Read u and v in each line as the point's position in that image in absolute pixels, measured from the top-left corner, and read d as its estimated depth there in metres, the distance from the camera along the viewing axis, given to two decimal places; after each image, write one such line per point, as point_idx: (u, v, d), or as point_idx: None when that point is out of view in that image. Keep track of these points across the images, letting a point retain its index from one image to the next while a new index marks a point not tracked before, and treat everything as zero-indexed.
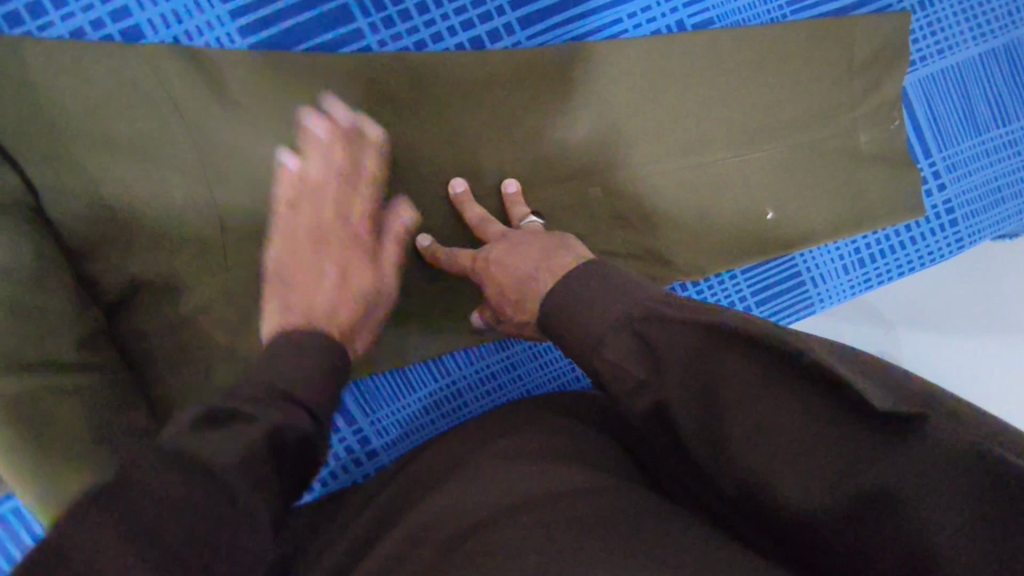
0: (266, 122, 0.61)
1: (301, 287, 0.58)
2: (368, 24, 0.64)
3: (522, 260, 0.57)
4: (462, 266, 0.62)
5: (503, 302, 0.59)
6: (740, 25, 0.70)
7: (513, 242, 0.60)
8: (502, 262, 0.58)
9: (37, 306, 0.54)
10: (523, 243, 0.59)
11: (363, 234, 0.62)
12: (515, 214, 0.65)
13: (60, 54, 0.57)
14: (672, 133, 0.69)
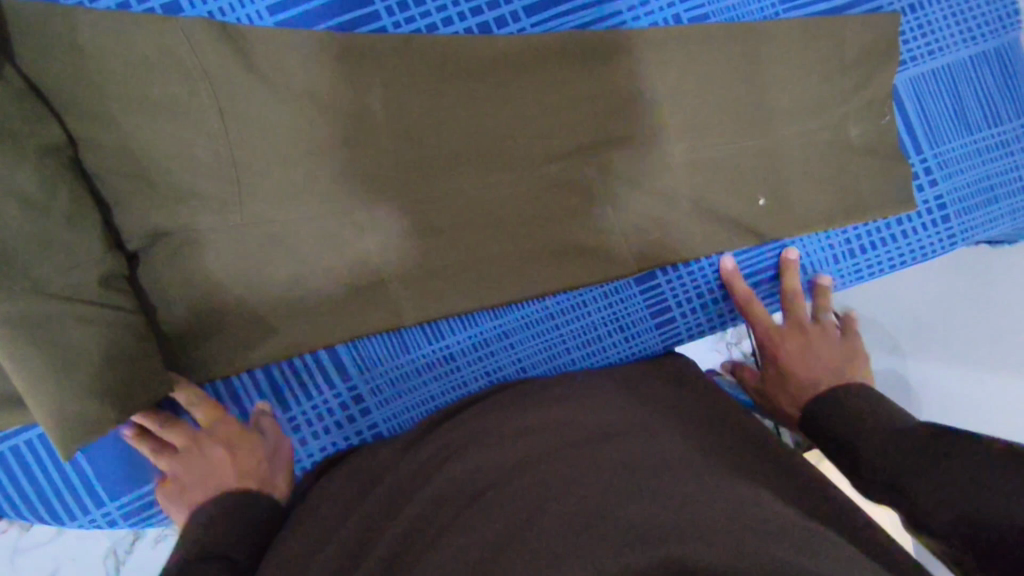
0: (286, 91, 0.66)
1: (201, 480, 0.64)
2: (385, 7, 0.69)
3: (822, 362, 0.74)
4: (763, 339, 0.76)
5: (777, 390, 0.76)
6: (735, 21, 0.74)
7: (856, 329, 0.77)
8: (796, 356, 0.75)
9: (70, 248, 0.58)
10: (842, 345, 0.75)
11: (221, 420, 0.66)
12: (820, 305, 0.77)
13: (103, 21, 0.63)
14: (669, 120, 0.73)
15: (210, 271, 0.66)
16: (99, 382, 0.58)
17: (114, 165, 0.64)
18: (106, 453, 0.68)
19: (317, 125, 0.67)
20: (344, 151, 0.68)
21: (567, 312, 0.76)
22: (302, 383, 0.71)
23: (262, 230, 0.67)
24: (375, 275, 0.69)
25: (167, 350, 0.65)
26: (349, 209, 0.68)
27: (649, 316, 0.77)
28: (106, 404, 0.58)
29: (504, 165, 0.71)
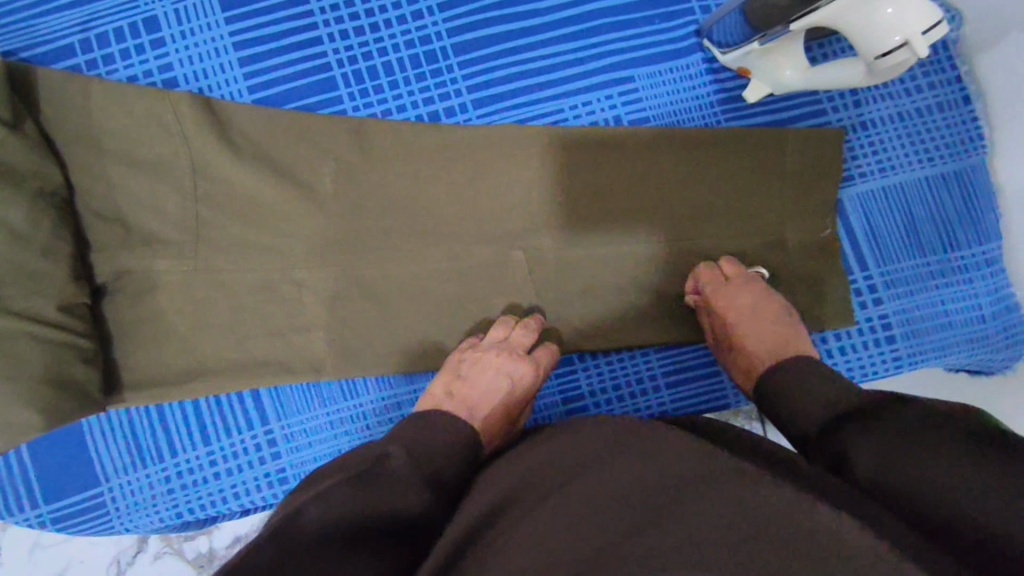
0: (250, 157, 0.75)
1: (473, 384, 0.69)
2: (348, 92, 0.77)
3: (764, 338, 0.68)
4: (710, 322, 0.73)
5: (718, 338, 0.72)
6: (675, 126, 0.76)
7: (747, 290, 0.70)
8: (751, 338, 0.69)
9: (39, 273, 0.68)
10: (752, 317, 0.69)
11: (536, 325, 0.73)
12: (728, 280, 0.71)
13: (110, 89, 0.74)
14: (601, 212, 0.75)
15: (161, 308, 0.74)
16: (32, 391, 0.65)
17: (98, 209, 0.74)
18: (43, 456, 0.74)
19: (270, 191, 0.75)
20: (291, 216, 0.75)
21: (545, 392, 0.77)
22: (223, 420, 0.76)
23: (211, 277, 0.75)
24: (305, 331, 0.75)
25: (112, 373, 0.73)
26: (288, 266, 0.75)
27: (561, 401, 0.77)
28: (33, 412, 0.65)
29: (437, 240, 0.76)
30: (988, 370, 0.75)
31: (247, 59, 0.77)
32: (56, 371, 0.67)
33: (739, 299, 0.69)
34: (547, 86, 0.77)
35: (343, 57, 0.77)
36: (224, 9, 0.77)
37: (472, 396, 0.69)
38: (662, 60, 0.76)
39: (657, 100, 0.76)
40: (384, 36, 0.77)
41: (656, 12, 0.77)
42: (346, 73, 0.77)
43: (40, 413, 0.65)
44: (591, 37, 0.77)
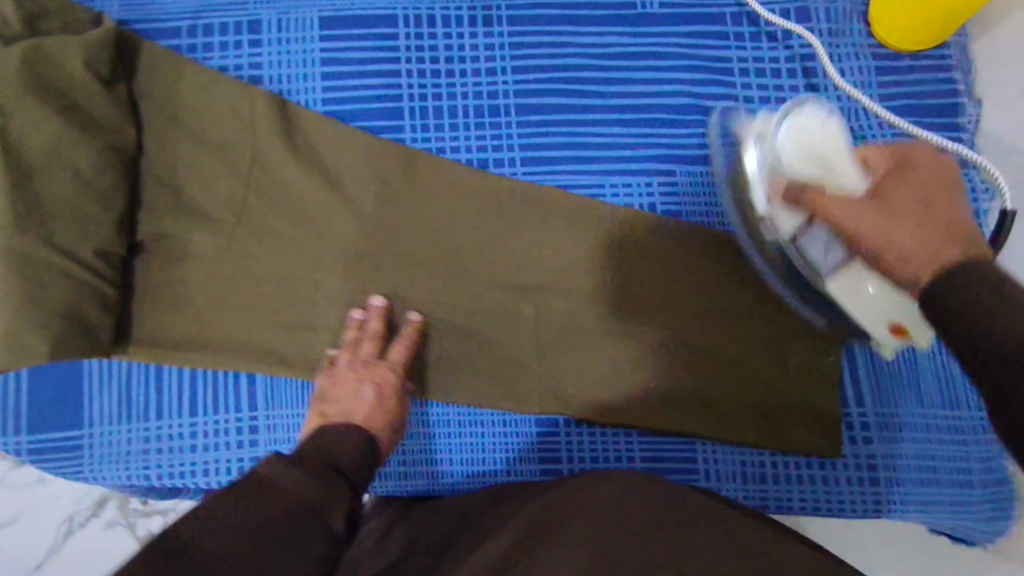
0: (307, 161, 0.80)
1: (343, 398, 0.72)
2: (411, 125, 0.82)
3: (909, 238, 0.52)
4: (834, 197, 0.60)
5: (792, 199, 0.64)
6: (707, 226, 0.79)
7: (932, 159, 0.57)
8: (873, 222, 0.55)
9: (89, 218, 0.73)
10: (930, 181, 0.55)
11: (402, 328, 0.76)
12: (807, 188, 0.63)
13: (202, 73, 0.82)
14: (617, 288, 0.78)
15: (187, 275, 0.78)
16: (45, 321, 0.69)
17: (158, 174, 0.80)
18: (36, 388, 0.76)
19: (317, 194, 0.80)
20: (330, 221, 0.79)
21: (542, 448, 0.78)
22: (214, 396, 0.78)
23: (242, 260, 0.79)
24: (313, 331, 0.78)
25: (125, 325, 0.76)
26: (315, 267, 0.79)
27: (537, 458, 0.77)
28: (37, 338, 0.68)
29: (458, 277, 0.79)
30: (971, 539, 0.75)
31: (330, 75, 0.84)
32: (68, 307, 0.70)
33: (896, 194, 0.55)
34: (594, 161, 0.81)
35: (415, 92, 0.83)
36: (322, 29, 0.85)
37: (353, 413, 0.70)
38: (706, 162, 0.80)
39: (693, 197, 0.80)
40: (456, 83, 0.83)
41: (709, 119, 0.81)
42: (415, 107, 0.83)
43: (42, 341, 0.68)
44: (644, 127, 0.81)
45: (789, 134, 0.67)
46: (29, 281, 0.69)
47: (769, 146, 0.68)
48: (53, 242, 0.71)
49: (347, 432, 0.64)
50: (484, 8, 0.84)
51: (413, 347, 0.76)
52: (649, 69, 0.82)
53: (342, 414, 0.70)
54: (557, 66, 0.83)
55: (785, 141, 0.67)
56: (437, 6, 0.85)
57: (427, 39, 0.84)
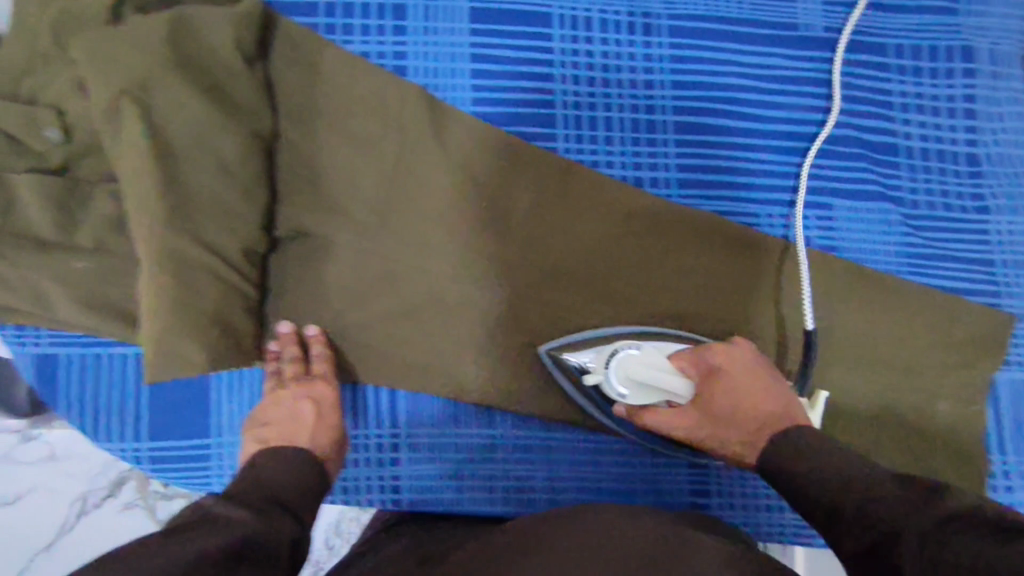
0: (456, 164, 0.76)
1: (282, 424, 0.67)
2: (564, 134, 0.78)
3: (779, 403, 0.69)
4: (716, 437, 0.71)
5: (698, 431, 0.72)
6: (861, 264, 0.78)
7: (740, 354, 0.71)
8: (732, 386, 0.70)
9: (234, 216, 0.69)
10: (748, 378, 0.70)
11: (318, 354, 0.71)
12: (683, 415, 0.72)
13: (347, 60, 0.76)
14: (771, 323, 0.77)
15: (327, 278, 0.74)
16: (198, 327, 0.65)
17: (293, 163, 0.74)
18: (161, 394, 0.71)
19: (465, 202, 0.76)
20: (476, 231, 0.76)
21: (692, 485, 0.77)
22: (353, 411, 0.76)
23: (383, 264, 0.74)
24: (456, 346, 0.75)
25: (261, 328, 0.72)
26: (462, 279, 0.75)
27: (686, 492, 0.77)
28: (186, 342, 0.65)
29: (606, 299, 0.77)
30: None
31: (478, 71, 0.78)
32: (215, 311, 0.66)
33: (714, 402, 0.71)
34: (750, 188, 0.79)
35: (568, 99, 0.79)
36: (471, 20, 0.79)
37: (299, 435, 0.66)
38: (866, 198, 0.79)
39: (851, 234, 0.78)
40: (612, 94, 0.79)
41: (869, 154, 0.79)
42: (568, 115, 0.79)
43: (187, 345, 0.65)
44: (803, 156, 0.79)
45: (622, 376, 0.70)
46: (178, 283, 0.64)
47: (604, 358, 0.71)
48: (199, 238, 0.66)
49: (293, 457, 0.62)
50: (643, 15, 0.80)
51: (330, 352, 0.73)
52: (810, 97, 0.80)
53: (285, 437, 0.65)
54: (718, 84, 0.80)
55: (618, 383, 0.71)
56: (595, 8, 0.80)
57: (582, 43, 0.80)
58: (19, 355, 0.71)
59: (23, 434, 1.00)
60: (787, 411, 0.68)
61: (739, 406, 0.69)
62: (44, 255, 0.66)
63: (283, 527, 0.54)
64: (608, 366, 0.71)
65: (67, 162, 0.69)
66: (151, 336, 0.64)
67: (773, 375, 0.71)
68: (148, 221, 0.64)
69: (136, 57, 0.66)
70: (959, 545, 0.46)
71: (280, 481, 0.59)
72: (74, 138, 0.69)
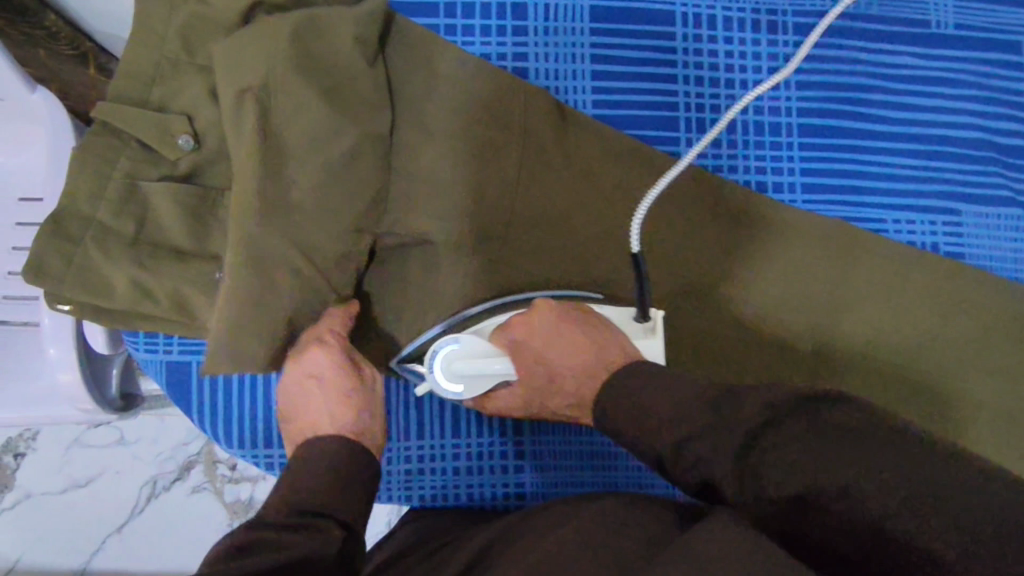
0: (577, 167, 0.74)
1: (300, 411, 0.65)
2: (687, 137, 0.77)
3: (569, 344, 0.67)
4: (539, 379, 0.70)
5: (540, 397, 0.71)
6: (988, 270, 0.77)
7: (541, 320, 0.68)
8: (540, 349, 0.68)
9: None
10: (547, 337, 0.68)
11: (328, 333, 0.67)
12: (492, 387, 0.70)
13: (468, 63, 0.74)
14: (895, 330, 0.75)
15: (446, 285, 0.72)
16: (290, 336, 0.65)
17: (413, 166, 0.73)
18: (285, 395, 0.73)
19: (584, 207, 0.75)
20: (596, 238, 0.75)
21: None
22: (480, 419, 0.77)
23: (505, 271, 0.74)
24: None
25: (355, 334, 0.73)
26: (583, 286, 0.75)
27: None
28: (257, 340, 0.66)
29: (727, 308, 0.75)
30: None
31: (599, 73, 0.77)
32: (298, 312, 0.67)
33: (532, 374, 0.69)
34: (875, 193, 0.77)
35: (692, 101, 0.77)
36: (592, 20, 0.77)
37: (323, 426, 0.64)
38: (995, 203, 0.78)
39: (979, 240, 0.78)
40: (735, 93, 0.78)
41: (999, 159, 0.79)
42: (691, 118, 0.77)
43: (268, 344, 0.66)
44: (931, 160, 0.78)
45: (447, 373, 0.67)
46: None
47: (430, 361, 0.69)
48: (296, 242, 0.67)
49: (324, 441, 0.61)
50: (769, 13, 0.78)
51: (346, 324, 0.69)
52: (939, 97, 0.78)
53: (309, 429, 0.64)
54: (846, 86, 0.78)
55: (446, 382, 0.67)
56: (718, 5, 0.78)
57: (706, 42, 0.78)
58: (145, 361, 0.71)
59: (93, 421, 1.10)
60: (600, 351, 0.67)
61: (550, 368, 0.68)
62: (181, 264, 0.68)
63: (330, 548, 0.52)
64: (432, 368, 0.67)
65: (195, 168, 0.70)
66: (217, 332, 0.64)
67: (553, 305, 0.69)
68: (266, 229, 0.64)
69: (258, 56, 0.66)
70: (794, 458, 0.48)
71: (316, 484, 0.56)
72: (204, 145, 0.70)
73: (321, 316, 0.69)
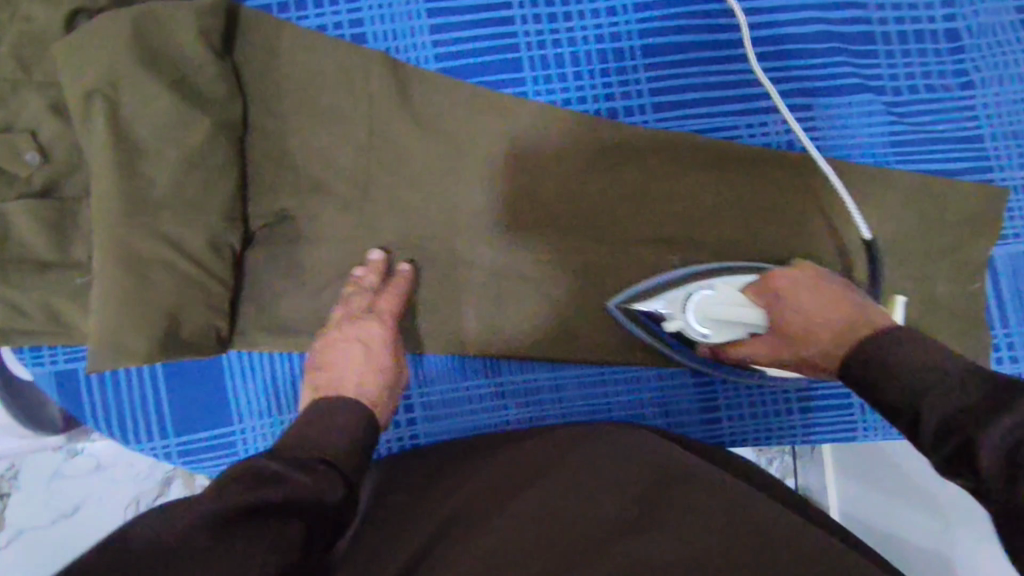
0: (427, 123, 0.76)
1: (340, 367, 0.66)
2: (532, 76, 0.78)
3: (817, 301, 0.68)
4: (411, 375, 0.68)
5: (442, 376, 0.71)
6: (846, 159, 0.77)
7: (803, 274, 0.70)
8: (797, 308, 0.68)
9: (203, 205, 0.68)
10: (808, 291, 0.69)
11: (371, 284, 0.72)
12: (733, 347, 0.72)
13: (304, 36, 0.75)
14: (761, 232, 0.76)
15: (314, 257, 0.75)
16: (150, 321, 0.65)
17: (266, 146, 0.74)
18: (170, 380, 0.75)
19: (440, 160, 0.76)
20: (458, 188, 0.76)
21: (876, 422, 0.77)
22: None
23: (375, 236, 0.75)
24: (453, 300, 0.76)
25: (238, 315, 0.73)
26: (453, 237, 0.76)
27: (698, 411, 0.78)
28: (136, 336, 0.65)
29: (595, 238, 0.77)
30: None
31: (436, 27, 0.77)
32: (176, 304, 0.66)
33: (786, 323, 0.69)
34: (725, 102, 0.78)
35: (532, 40, 0.78)
36: None
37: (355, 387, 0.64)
38: (847, 91, 0.78)
39: (835, 131, 0.78)
40: (573, 26, 0.78)
41: (846, 48, 0.78)
42: (533, 57, 0.78)
43: (148, 338, 0.65)
44: (777, 59, 0.78)
45: (698, 317, 0.70)
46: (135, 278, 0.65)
47: (677, 303, 0.72)
48: (163, 234, 0.66)
49: (344, 404, 0.58)
50: None
51: (402, 294, 0.73)
52: None
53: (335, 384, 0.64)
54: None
55: (696, 324, 0.71)
56: None
57: None
58: (39, 375, 0.74)
59: (68, 449, 1.04)
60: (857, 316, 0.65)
61: (807, 318, 0.67)
62: (46, 275, 0.69)
63: (328, 494, 0.50)
64: (684, 309, 0.71)
65: (50, 182, 0.71)
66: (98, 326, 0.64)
67: (853, 292, 0.68)
68: (113, 223, 0.65)
69: (99, 58, 0.66)
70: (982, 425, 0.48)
71: (332, 432, 0.55)
72: (53, 158, 0.71)
73: (369, 262, 0.73)
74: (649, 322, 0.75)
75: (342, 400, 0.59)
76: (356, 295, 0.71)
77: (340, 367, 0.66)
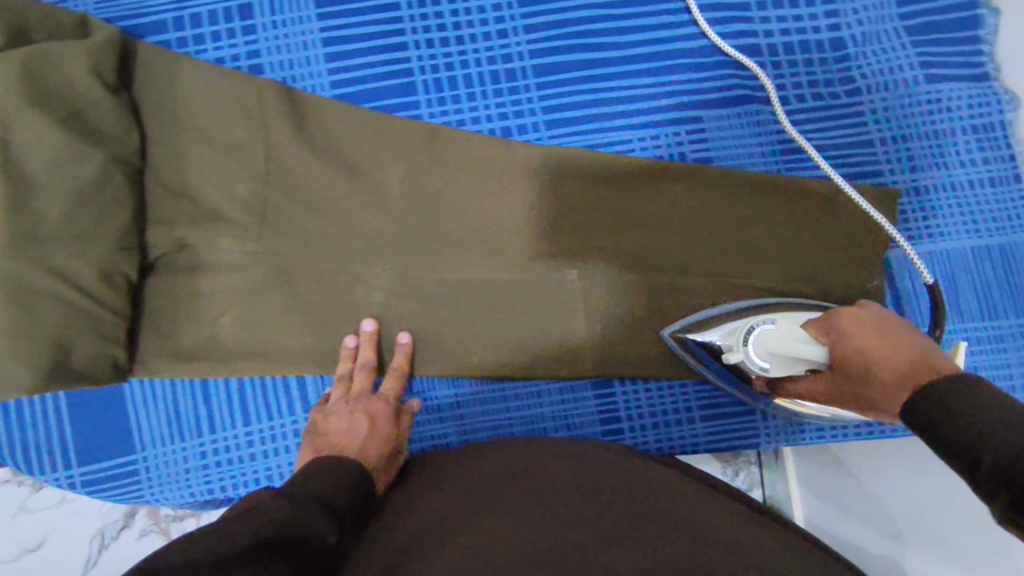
0: (322, 148, 0.77)
1: (339, 433, 0.71)
2: (426, 98, 0.80)
3: (876, 337, 0.63)
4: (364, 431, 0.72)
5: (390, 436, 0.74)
6: (738, 169, 0.78)
7: (868, 315, 0.66)
8: (855, 339, 0.64)
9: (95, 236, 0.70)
10: (870, 330, 0.64)
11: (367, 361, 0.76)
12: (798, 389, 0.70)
13: (200, 68, 0.77)
14: (656, 241, 0.77)
15: (212, 283, 0.76)
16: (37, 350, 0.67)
17: (165, 178, 0.76)
18: (74, 413, 0.78)
19: (335, 182, 0.77)
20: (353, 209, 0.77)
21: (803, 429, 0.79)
22: (268, 403, 0.79)
23: (275, 259, 0.76)
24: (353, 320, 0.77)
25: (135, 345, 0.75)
26: (350, 259, 0.77)
27: (597, 421, 0.80)
28: (26, 366, 0.67)
29: (492, 254, 0.78)
30: None
31: (331, 55, 0.80)
32: (65, 335, 0.68)
33: (852, 363, 0.63)
34: (616, 116, 0.79)
35: (426, 64, 0.80)
36: (316, 5, 0.80)
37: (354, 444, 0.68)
38: (735, 102, 0.79)
39: (725, 141, 0.79)
40: (465, 49, 0.80)
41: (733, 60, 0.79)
42: (427, 80, 0.80)
43: (36, 368, 0.67)
44: (665, 74, 0.79)
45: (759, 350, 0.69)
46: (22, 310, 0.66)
47: (737, 336, 0.72)
48: (52, 266, 0.68)
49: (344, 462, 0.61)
50: None
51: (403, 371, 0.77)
52: (664, 12, 0.80)
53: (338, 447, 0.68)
54: (569, 20, 0.80)
55: (756, 358, 0.70)
56: None
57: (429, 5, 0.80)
58: None
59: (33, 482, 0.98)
60: (927, 350, 0.59)
61: (868, 352, 0.62)
62: None
63: (314, 527, 0.50)
64: (745, 343, 0.71)
65: None
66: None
67: (911, 331, 0.63)
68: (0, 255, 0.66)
69: None
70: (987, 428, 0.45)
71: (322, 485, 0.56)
72: None
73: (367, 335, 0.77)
74: (699, 351, 0.75)
75: (341, 462, 0.61)
76: (357, 374, 0.75)
77: (344, 434, 0.70)
